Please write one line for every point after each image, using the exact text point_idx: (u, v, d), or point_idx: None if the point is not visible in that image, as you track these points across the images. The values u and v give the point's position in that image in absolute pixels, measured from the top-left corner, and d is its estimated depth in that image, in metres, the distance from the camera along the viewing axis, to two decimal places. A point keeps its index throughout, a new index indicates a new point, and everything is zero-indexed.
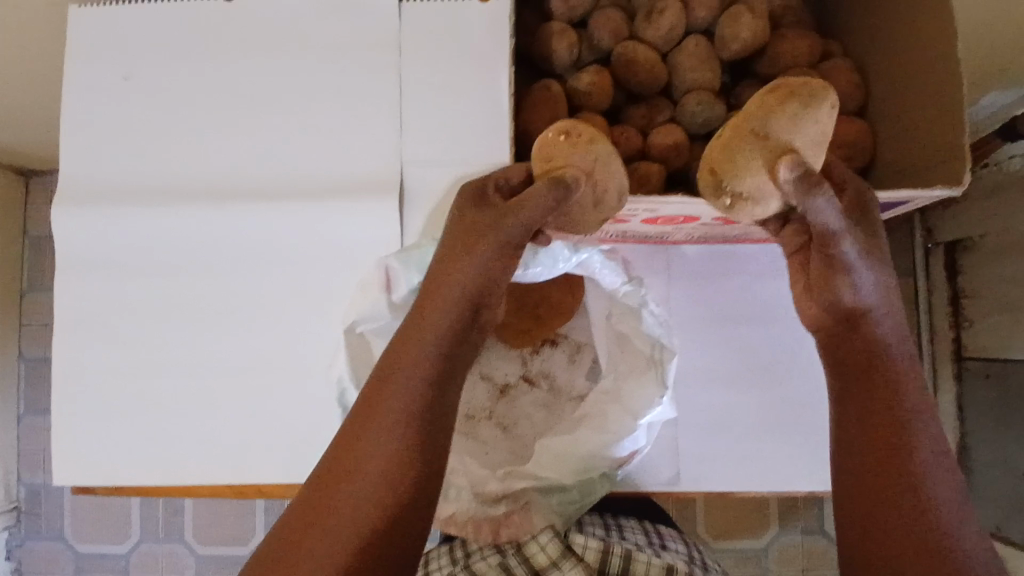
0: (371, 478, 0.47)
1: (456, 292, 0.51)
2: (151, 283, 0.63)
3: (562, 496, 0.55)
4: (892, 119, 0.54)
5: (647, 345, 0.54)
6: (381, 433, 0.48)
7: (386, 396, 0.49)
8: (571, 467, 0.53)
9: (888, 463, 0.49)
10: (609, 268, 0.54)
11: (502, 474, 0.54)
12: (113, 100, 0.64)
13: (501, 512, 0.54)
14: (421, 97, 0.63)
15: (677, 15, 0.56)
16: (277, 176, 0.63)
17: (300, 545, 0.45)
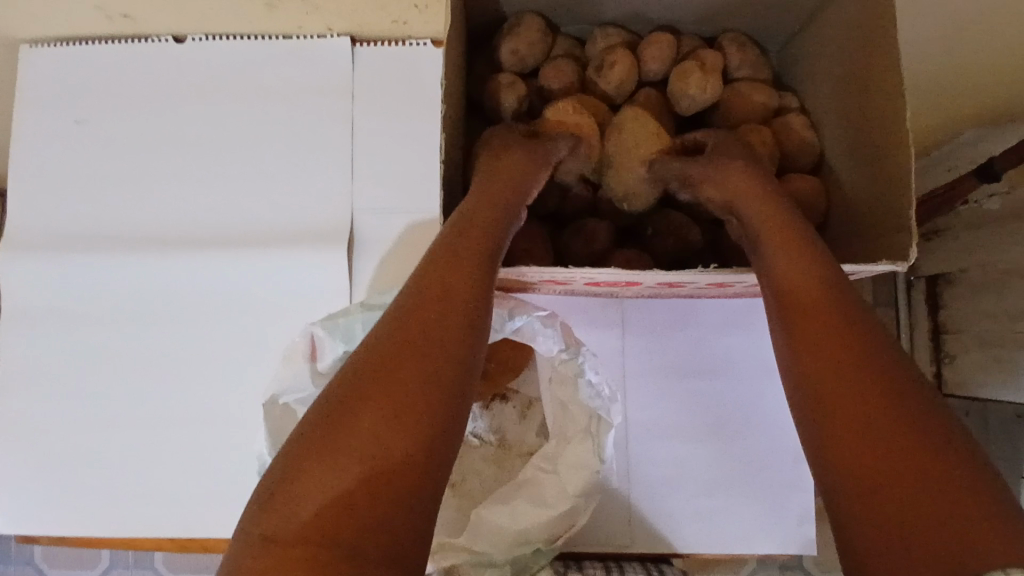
0: (395, 410, 0.37)
1: (482, 246, 0.45)
2: (98, 330, 0.62)
3: (495, 573, 0.51)
4: (844, 179, 0.54)
5: (586, 414, 0.52)
6: (410, 366, 0.39)
7: (412, 347, 0.40)
8: (506, 540, 0.51)
9: (854, 404, 0.38)
10: (545, 334, 0.52)
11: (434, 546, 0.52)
12: (65, 145, 0.64)
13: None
14: (373, 143, 0.62)
15: (628, 68, 0.55)
16: (228, 222, 0.62)
17: (307, 476, 0.35)
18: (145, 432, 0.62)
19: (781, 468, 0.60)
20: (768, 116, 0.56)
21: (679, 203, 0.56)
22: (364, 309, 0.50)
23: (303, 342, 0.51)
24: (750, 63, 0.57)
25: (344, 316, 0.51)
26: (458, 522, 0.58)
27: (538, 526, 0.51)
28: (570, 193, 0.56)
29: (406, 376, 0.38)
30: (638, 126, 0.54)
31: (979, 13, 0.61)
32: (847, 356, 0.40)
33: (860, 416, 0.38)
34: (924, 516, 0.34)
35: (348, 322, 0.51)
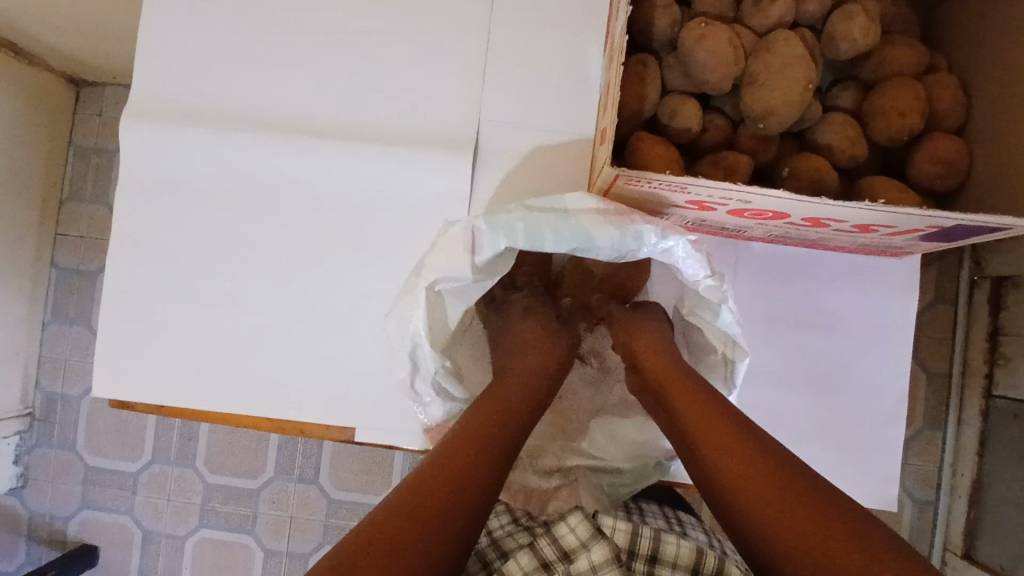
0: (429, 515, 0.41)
1: (520, 390, 0.52)
2: (213, 209, 0.62)
3: (613, 477, 0.62)
4: (994, 143, 0.53)
5: (720, 341, 0.55)
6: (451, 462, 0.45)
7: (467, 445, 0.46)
8: (626, 450, 0.60)
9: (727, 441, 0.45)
10: (693, 260, 0.51)
11: (556, 449, 0.62)
12: (196, 19, 0.63)
13: (552, 486, 0.62)
14: (509, 55, 0.62)
15: (789, 4, 0.53)
16: (353, 117, 0.62)
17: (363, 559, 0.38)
18: (250, 314, 0.62)
19: (874, 430, 0.62)
20: (920, 73, 0.56)
21: (819, 149, 0.56)
22: (529, 213, 0.49)
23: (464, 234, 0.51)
24: (905, 19, 0.57)
25: (506, 214, 0.50)
26: (577, 429, 0.62)
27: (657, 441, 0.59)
28: (710, 124, 0.55)
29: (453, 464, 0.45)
30: (787, 48, 0.51)
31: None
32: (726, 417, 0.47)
33: (728, 440, 0.45)
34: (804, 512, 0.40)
35: (511, 222, 0.50)
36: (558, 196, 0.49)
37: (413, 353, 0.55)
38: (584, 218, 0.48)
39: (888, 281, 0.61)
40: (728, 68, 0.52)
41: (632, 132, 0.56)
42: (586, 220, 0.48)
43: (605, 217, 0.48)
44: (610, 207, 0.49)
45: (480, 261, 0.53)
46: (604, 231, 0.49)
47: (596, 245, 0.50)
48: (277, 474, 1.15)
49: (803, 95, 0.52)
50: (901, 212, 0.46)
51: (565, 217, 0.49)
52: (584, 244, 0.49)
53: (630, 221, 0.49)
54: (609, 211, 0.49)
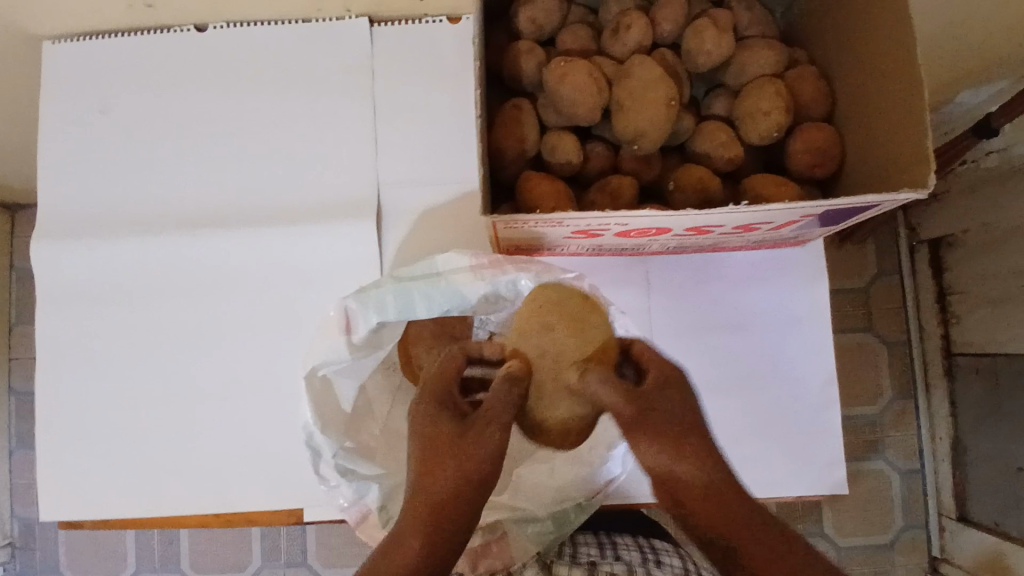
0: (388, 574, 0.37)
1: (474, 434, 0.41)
2: (132, 316, 0.63)
3: (537, 527, 0.54)
4: (858, 124, 0.55)
5: None
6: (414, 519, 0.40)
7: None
8: (551, 495, 0.54)
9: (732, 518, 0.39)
10: None
11: None
12: (92, 135, 0.65)
13: (476, 544, 0.53)
14: (396, 119, 0.64)
15: (643, 30, 0.56)
16: (256, 202, 0.64)
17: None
18: (183, 413, 0.63)
19: (807, 416, 0.63)
20: (780, 70, 0.58)
21: (699, 158, 0.58)
22: (400, 281, 0.46)
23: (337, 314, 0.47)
24: (759, 23, 0.59)
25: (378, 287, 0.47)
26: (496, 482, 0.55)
27: (577, 478, 0.54)
28: (592, 153, 0.57)
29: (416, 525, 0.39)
30: (644, 72, 0.54)
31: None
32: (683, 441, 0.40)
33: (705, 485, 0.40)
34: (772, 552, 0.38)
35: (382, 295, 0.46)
36: (430, 259, 0.47)
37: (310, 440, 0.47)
38: (457, 277, 0.46)
39: (789, 272, 0.63)
40: (594, 99, 0.54)
41: (520, 173, 0.57)
42: (458, 278, 0.46)
43: (479, 271, 0.47)
44: (483, 261, 0.47)
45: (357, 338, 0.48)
46: (479, 287, 0.47)
47: (473, 306, 0.48)
48: (265, 562, 1.13)
49: (668, 111, 0.54)
50: (769, 210, 0.48)
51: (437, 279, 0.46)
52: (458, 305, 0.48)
53: (503, 271, 0.47)
54: (481, 265, 0.47)
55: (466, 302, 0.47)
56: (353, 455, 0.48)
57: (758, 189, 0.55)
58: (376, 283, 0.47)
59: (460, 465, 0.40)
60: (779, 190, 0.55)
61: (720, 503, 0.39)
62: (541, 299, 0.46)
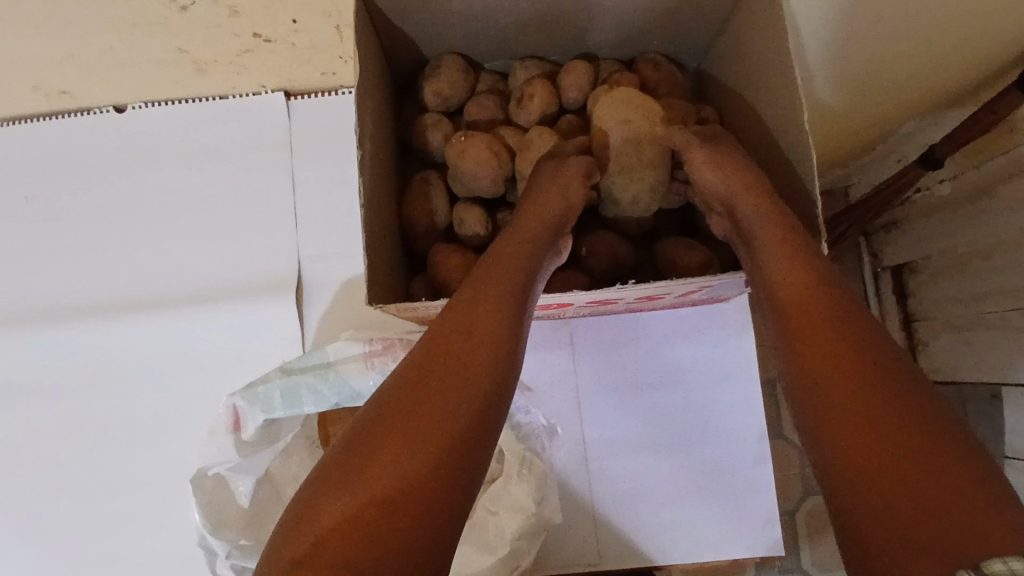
0: (460, 389, 0.38)
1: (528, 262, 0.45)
2: (46, 405, 0.62)
3: None
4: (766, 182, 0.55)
5: (520, 447, 0.49)
6: (473, 350, 0.40)
7: (443, 364, 0.39)
8: None
9: (838, 364, 0.39)
10: None
11: None
12: (16, 222, 0.65)
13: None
14: (316, 192, 0.64)
15: (547, 97, 0.56)
16: (176, 281, 0.63)
17: (379, 456, 0.36)
18: (102, 504, 0.60)
19: (741, 472, 0.61)
20: None
21: (611, 223, 0.57)
22: (286, 375, 0.45)
23: (223, 414, 0.45)
24: (667, 80, 0.59)
25: (265, 383, 0.45)
26: None
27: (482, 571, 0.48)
28: (502, 223, 0.57)
29: (462, 349, 0.40)
30: (544, 142, 0.54)
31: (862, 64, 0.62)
32: (831, 318, 0.41)
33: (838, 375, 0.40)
34: (919, 475, 0.35)
35: (267, 391, 0.45)
36: (319, 351, 0.46)
37: (204, 541, 0.45)
38: (345, 368, 0.45)
39: (716, 326, 0.63)
40: (497, 172, 0.54)
41: (431, 246, 0.57)
42: (345, 369, 0.45)
43: (368, 362, 0.45)
44: (374, 349, 0.46)
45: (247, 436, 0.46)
46: (367, 379, 0.45)
47: (364, 399, 0.46)
48: None
49: None
50: (664, 286, 0.47)
51: (324, 373, 0.45)
52: (350, 399, 0.46)
53: (393, 360, 0.46)
54: (371, 355, 0.46)
55: (354, 394, 0.46)
56: (250, 552, 0.45)
57: (667, 253, 0.55)
58: (262, 379, 0.45)
59: (532, 258, 0.46)
60: (688, 255, 0.54)
61: (840, 370, 0.39)
62: (607, 104, 0.54)
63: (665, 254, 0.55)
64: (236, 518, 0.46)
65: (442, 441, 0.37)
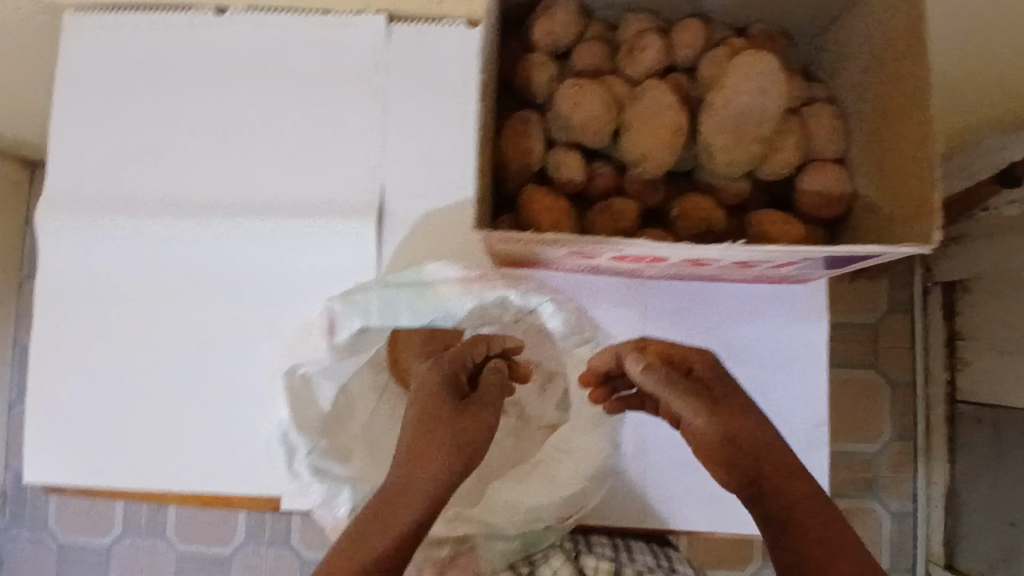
0: (433, 467, 0.42)
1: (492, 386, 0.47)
2: (127, 294, 0.64)
3: (506, 546, 0.54)
4: (870, 168, 0.54)
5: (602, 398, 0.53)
6: (448, 435, 0.43)
7: (429, 443, 0.42)
8: (520, 514, 0.54)
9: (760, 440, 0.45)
10: (560, 319, 0.51)
11: (445, 519, 0.53)
12: (106, 110, 0.65)
13: (444, 555, 0.53)
14: (406, 122, 0.64)
15: (660, 52, 0.55)
16: (259, 190, 0.64)
17: (386, 519, 0.39)
18: (174, 397, 0.63)
19: (792, 455, 0.61)
20: (798, 105, 0.57)
21: (706, 189, 0.56)
22: (385, 289, 0.47)
23: (320, 316, 0.47)
24: (779, 53, 0.58)
25: (362, 293, 0.47)
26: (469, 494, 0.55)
27: (551, 503, 0.54)
28: (597, 173, 0.56)
29: (445, 435, 0.43)
30: (660, 94, 0.53)
31: (998, 34, 0.61)
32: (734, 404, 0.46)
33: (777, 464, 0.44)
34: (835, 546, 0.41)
35: (365, 299, 0.47)
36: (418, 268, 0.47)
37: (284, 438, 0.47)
38: (442, 288, 0.47)
39: (788, 306, 0.61)
40: (604, 122, 0.53)
41: (522, 187, 0.57)
42: (442, 289, 0.46)
43: (465, 286, 0.47)
44: (471, 275, 0.47)
45: (339, 341, 0.48)
46: (462, 301, 0.47)
47: (455, 318, 0.48)
48: (249, 539, 1.13)
49: (676, 140, 0.53)
50: (770, 252, 0.47)
51: (422, 289, 0.47)
52: (443, 317, 0.47)
53: (490, 287, 0.47)
54: (467, 279, 0.47)
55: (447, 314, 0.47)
56: (329, 454, 0.48)
57: (763, 226, 0.55)
58: (361, 288, 0.47)
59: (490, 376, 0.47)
60: (784, 232, 0.54)
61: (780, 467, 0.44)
62: (738, 66, 0.51)
63: (761, 224, 0.55)
64: (314, 422, 0.48)
65: (415, 514, 0.40)
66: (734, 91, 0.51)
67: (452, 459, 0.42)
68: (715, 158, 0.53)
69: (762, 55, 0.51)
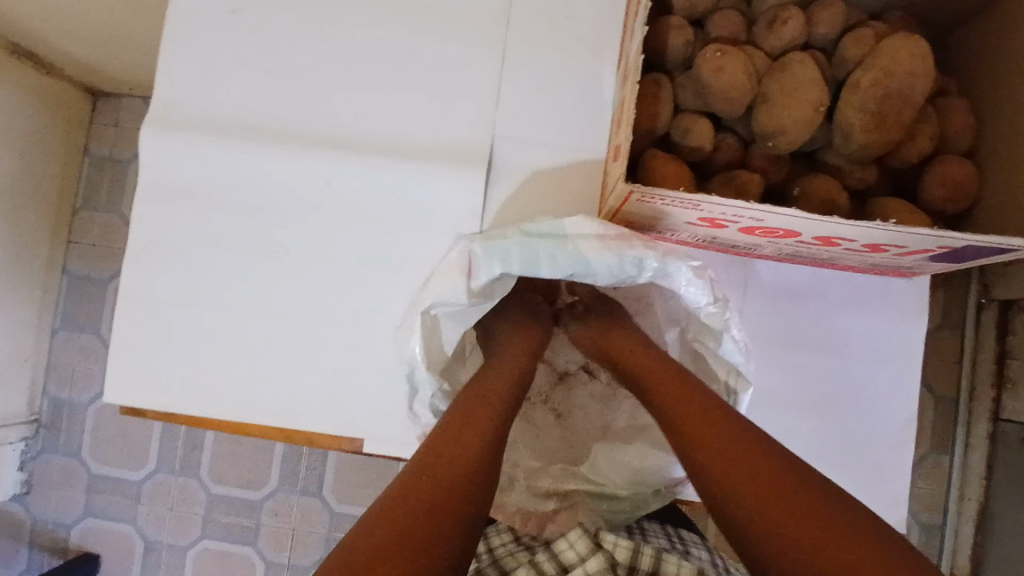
0: (455, 469, 0.45)
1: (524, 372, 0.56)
2: (227, 219, 0.63)
3: (613, 505, 0.61)
4: (1003, 167, 0.54)
5: (723, 369, 0.55)
6: (467, 440, 0.47)
7: (472, 426, 0.49)
8: (629, 476, 0.60)
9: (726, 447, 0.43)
10: (694, 286, 0.51)
11: (556, 472, 0.62)
12: (219, 32, 0.64)
13: (549, 509, 0.61)
14: (523, 75, 0.63)
15: (801, 27, 0.54)
16: (368, 129, 0.63)
17: (398, 509, 0.41)
18: (262, 328, 0.63)
19: (879, 451, 0.62)
20: (932, 95, 0.57)
21: (830, 171, 0.56)
22: (524, 239, 0.49)
23: (460, 259, 0.51)
24: None
25: (502, 239, 0.50)
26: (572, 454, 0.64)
27: (657, 467, 0.59)
28: (722, 144, 0.56)
29: (477, 426, 0.49)
30: (802, 69, 0.52)
31: None
32: (719, 417, 0.46)
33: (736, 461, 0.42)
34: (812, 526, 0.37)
35: (505, 247, 0.50)
36: (556, 222, 0.48)
37: (412, 376, 0.53)
38: (583, 243, 0.48)
39: (890, 303, 0.62)
40: (743, 92, 0.53)
41: (646, 150, 0.56)
42: (583, 245, 0.48)
43: (604, 244, 0.48)
44: (611, 232, 0.48)
45: (475, 284, 0.53)
46: (602, 257, 0.49)
47: (595, 268, 0.50)
48: (281, 485, 1.13)
49: (815, 116, 0.52)
50: (913, 233, 0.46)
51: (563, 242, 0.49)
52: (581, 269, 0.50)
53: (630, 247, 0.49)
54: (608, 236, 0.48)
55: (586, 266, 0.49)
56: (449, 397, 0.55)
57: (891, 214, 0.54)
58: (500, 234, 0.50)
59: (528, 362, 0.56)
60: (913, 221, 0.53)
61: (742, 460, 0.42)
62: (890, 47, 0.51)
63: (885, 213, 0.54)
64: (437, 361, 0.55)
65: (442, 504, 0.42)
66: (885, 72, 0.50)
67: (468, 454, 0.46)
68: (852, 139, 0.52)
69: (914, 39, 0.51)
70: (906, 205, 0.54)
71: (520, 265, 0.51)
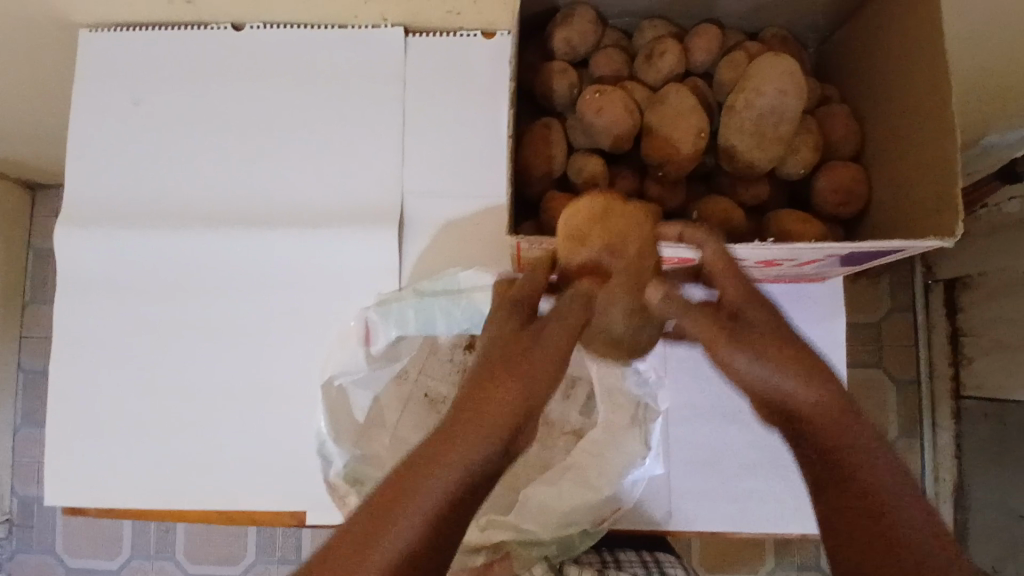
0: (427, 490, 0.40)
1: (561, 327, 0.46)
2: (149, 307, 0.63)
3: (541, 550, 0.60)
4: (887, 166, 0.56)
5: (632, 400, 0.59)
6: (462, 441, 0.41)
7: (473, 418, 0.42)
8: (555, 521, 0.59)
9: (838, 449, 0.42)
10: None
11: (483, 524, 0.60)
12: (122, 124, 0.65)
13: (480, 562, 0.60)
14: (424, 131, 0.64)
15: (677, 57, 0.56)
16: (279, 200, 0.64)
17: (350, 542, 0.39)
18: (195, 412, 0.63)
19: None
20: (812, 105, 0.59)
21: (725, 190, 0.58)
22: (419, 296, 0.58)
23: (358, 326, 0.58)
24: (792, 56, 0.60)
25: (398, 303, 0.58)
26: (504, 503, 0.61)
27: (583, 507, 0.59)
28: (618, 177, 0.57)
29: (481, 415, 0.42)
30: (680, 98, 0.54)
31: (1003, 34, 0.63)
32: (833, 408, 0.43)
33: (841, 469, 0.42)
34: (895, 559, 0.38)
35: (401, 309, 0.58)
36: (451, 279, 0.58)
37: (322, 450, 0.57)
38: (476, 294, 0.57)
39: (803, 309, 0.63)
40: (626, 127, 0.54)
41: (544, 192, 0.57)
42: (477, 295, 0.57)
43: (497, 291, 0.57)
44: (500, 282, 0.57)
45: (375, 349, 0.59)
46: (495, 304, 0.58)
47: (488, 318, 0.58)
48: (259, 557, 1.12)
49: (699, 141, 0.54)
50: (796, 248, 0.47)
51: (457, 296, 0.58)
52: (476, 321, 0.59)
53: None
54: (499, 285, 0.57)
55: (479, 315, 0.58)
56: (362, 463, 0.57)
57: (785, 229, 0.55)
58: (394, 299, 0.58)
59: (555, 320, 0.46)
60: (806, 231, 0.54)
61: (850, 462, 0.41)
62: (758, 67, 0.52)
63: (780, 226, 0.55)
64: (349, 431, 0.58)
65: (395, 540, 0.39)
66: (756, 92, 0.52)
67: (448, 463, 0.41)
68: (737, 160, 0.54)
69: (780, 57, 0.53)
70: (798, 214, 0.55)
71: (417, 326, 0.59)
